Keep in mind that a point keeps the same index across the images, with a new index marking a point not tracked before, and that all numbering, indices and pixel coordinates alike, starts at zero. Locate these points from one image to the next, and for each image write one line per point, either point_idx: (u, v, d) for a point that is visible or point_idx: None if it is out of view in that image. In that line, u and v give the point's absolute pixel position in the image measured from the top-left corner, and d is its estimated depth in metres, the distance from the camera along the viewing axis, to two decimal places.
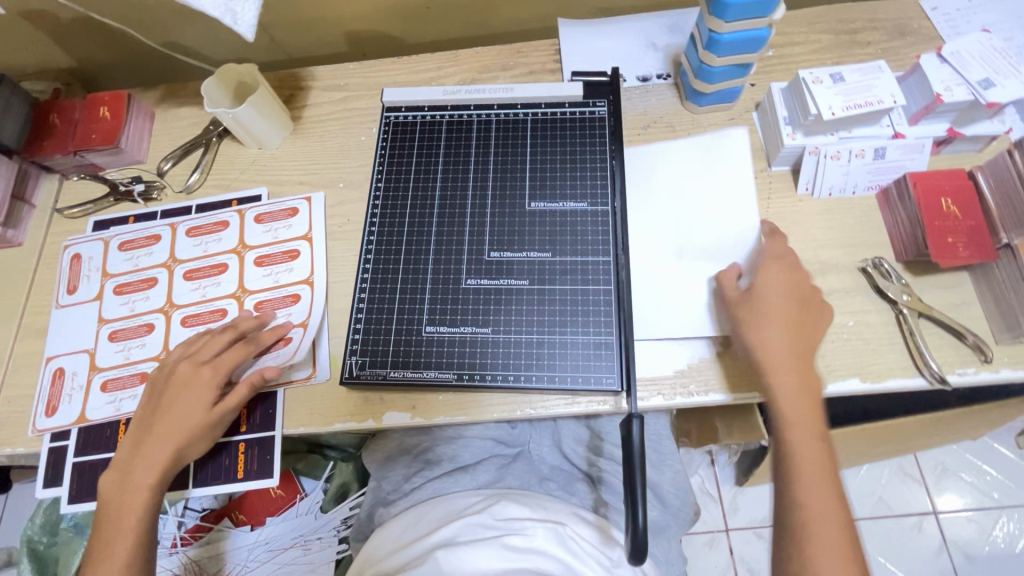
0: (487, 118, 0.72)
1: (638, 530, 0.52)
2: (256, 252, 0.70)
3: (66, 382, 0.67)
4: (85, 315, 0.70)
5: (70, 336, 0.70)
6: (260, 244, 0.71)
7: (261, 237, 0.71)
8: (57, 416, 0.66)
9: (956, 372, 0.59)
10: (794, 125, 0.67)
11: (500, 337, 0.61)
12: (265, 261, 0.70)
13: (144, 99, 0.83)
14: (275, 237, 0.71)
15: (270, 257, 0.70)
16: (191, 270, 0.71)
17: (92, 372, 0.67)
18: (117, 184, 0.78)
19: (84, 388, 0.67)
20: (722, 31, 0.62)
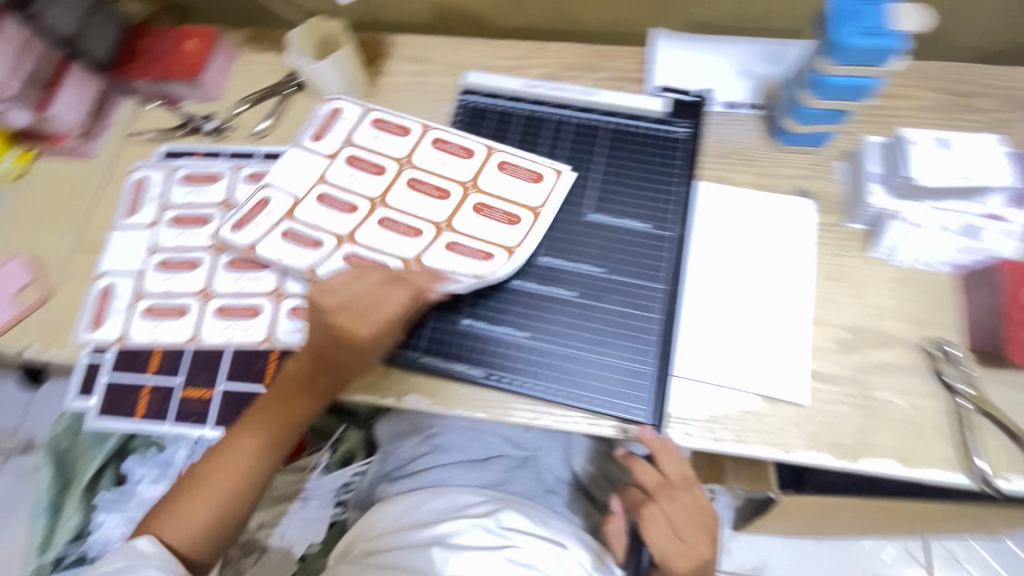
0: (563, 118, 0.70)
1: None
2: (414, 173, 0.66)
3: (112, 301, 0.69)
4: (139, 241, 0.72)
5: (124, 258, 0.72)
6: (492, 190, 0.65)
7: (496, 183, 0.65)
8: (100, 330, 0.68)
9: (1007, 478, 0.56)
10: (886, 184, 0.63)
11: (534, 344, 0.60)
12: (483, 211, 0.63)
13: (229, 38, 0.84)
14: (509, 191, 0.65)
15: (424, 184, 0.65)
16: (357, 157, 0.67)
17: (137, 296, 0.69)
18: (191, 118, 0.79)
19: (129, 308, 0.69)
20: (829, 72, 0.59)
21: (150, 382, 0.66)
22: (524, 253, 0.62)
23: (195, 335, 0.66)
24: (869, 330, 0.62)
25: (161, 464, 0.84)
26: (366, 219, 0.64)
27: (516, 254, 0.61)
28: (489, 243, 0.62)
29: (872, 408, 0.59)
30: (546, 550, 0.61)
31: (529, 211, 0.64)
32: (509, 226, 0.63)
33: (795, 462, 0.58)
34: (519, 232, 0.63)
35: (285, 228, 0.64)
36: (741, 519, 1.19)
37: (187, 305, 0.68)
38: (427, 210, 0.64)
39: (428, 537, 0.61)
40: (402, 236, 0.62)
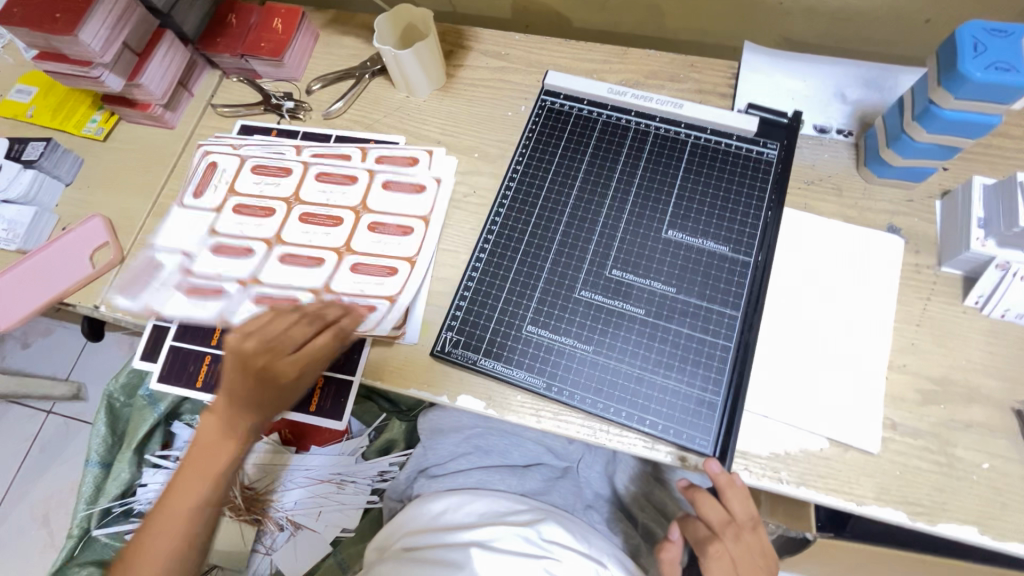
0: (646, 129, 0.68)
1: None
2: (372, 218, 0.69)
3: (162, 275, 0.70)
4: (201, 222, 0.73)
5: (181, 234, 0.72)
6: (382, 209, 0.69)
7: (384, 202, 0.70)
8: (146, 302, 0.69)
9: None
10: (989, 230, 0.59)
11: (599, 359, 0.59)
12: (377, 228, 0.68)
13: (313, 19, 0.85)
14: (397, 204, 0.69)
15: (384, 226, 0.68)
16: (326, 172, 0.73)
17: (186, 274, 0.69)
18: (270, 95, 0.80)
19: (180, 289, 0.69)
20: (945, 105, 0.55)
21: (212, 353, 0.67)
22: (424, 259, 0.66)
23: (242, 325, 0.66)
24: (954, 382, 0.58)
25: None
26: (264, 259, 0.69)
27: (421, 258, 0.66)
28: (393, 258, 0.67)
29: (951, 466, 0.55)
30: (586, 566, 0.60)
31: (419, 220, 0.68)
32: (403, 237, 0.68)
33: (861, 513, 0.55)
34: (411, 240, 0.67)
35: (254, 294, 0.67)
36: None
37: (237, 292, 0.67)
38: (389, 252, 0.67)
39: (468, 539, 0.60)
40: (378, 276, 0.66)
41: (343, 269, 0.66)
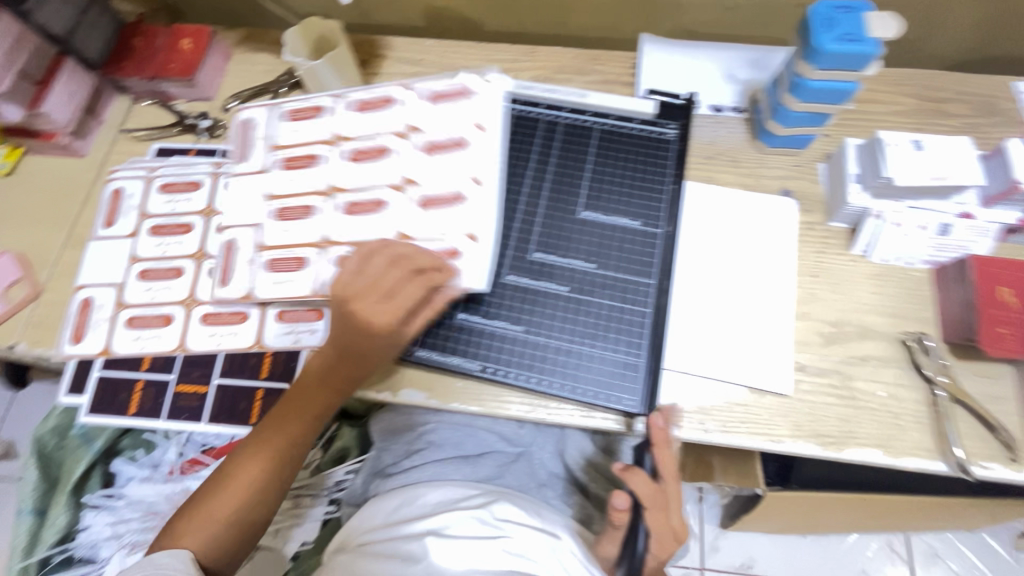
0: (554, 119, 0.72)
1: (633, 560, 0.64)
2: (276, 204, 0.67)
3: (93, 313, 0.68)
4: (119, 252, 0.72)
5: (104, 266, 0.71)
6: (284, 192, 0.67)
7: (286, 185, 0.67)
8: (81, 345, 0.67)
9: (981, 465, 0.58)
10: (863, 184, 0.65)
11: (529, 338, 0.62)
12: (434, 202, 0.64)
13: (224, 38, 0.85)
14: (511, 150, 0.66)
15: (292, 210, 0.66)
16: (353, 134, 0.68)
17: (119, 307, 0.68)
18: (185, 116, 0.79)
19: (109, 321, 0.67)
20: (809, 76, 0.61)
21: (144, 377, 0.66)
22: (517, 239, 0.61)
23: (182, 345, 0.66)
24: (849, 323, 0.65)
25: (150, 465, 0.85)
26: (195, 275, 0.69)
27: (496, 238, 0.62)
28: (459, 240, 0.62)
29: (854, 397, 0.61)
30: (542, 539, 0.62)
31: (517, 197, 0.64)
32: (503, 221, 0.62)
33: (780, 450, 0.60)
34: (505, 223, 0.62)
35: (200, 315, 0.67)
36: (729, 517, 1.22)
37: (173, 314, 0.67)
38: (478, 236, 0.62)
39: (423, 529, 0.61)
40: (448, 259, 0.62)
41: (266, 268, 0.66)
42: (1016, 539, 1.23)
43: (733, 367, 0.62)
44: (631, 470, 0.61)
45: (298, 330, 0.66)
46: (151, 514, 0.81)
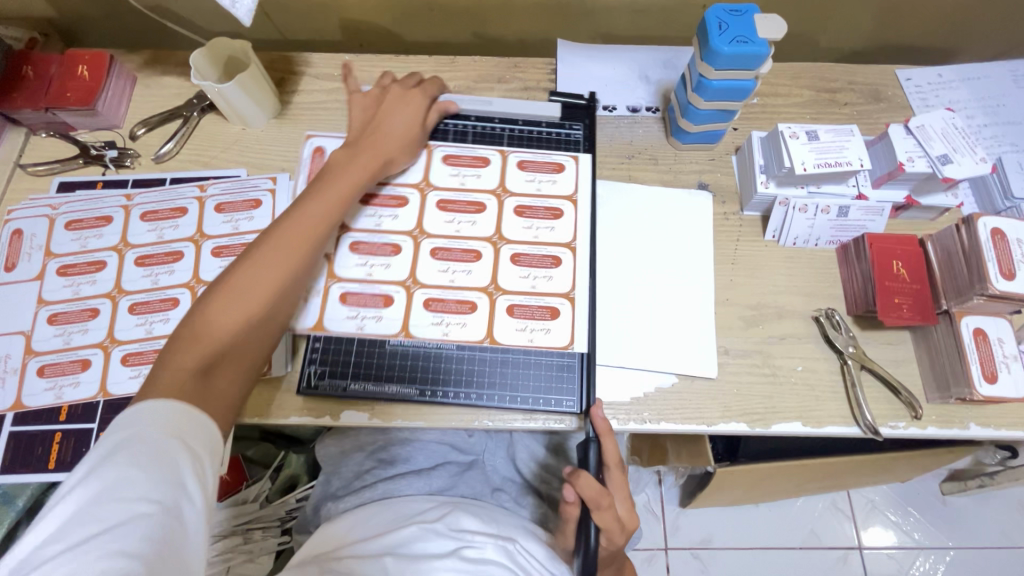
0: (463, 128, 0.73)
1: (590, 553, 0.56)
2: (215, 242, 0.69)
3: None
4: (24, 296, 0.67)
5: (8, 314, 0.66)
6: (219, 232, 0.70)
7: (220, 226, 0.70)
8: None
9: (888, 425, 0.63)
10: (768, 175, 0.70)
11: (464, 354, 0.64)
12: (522, 259, 0.67)
13: (127, 61, 0.81)
14: (540, 189, 0.70)
15: (230, 249, 0.69)
16: (371, 194, 0.69)
17: (28, 355, 0.64)
18: (88, 147, 0.75)
19: (18, 372, 0.64)
20: (709, 76, 0.65)
21: (63, 429, 0.62)
22: (583, 292, 0.65)
23: (103, 390, 0.63)
24: (768, 305, 0.69)
25: None
26: (111, 315, 0.66)
27: (580, 294, 0.65)
28: (552, 297, 0.65)
29: (775, 374, 0.66)
30: (497, 544, 0.62)
31: (566, 248, 0.67)
32: (555, 270, 0.66)
33: (712, 432, 0.64)
34: (565, 273, 0.66)
35: (120, 356, 0.64)
36: (686, 496, 1.27)
37: (91, 357, 0.64)
38: (544, 290, 0.65)
39: (379, 548, 0.60)
40: (542, 319, 0.64)
41: None
42: (942, 485, 1.35)
43: (664, 350, 0.65)
44: (576, 472, 0.57)
45: None
46: None
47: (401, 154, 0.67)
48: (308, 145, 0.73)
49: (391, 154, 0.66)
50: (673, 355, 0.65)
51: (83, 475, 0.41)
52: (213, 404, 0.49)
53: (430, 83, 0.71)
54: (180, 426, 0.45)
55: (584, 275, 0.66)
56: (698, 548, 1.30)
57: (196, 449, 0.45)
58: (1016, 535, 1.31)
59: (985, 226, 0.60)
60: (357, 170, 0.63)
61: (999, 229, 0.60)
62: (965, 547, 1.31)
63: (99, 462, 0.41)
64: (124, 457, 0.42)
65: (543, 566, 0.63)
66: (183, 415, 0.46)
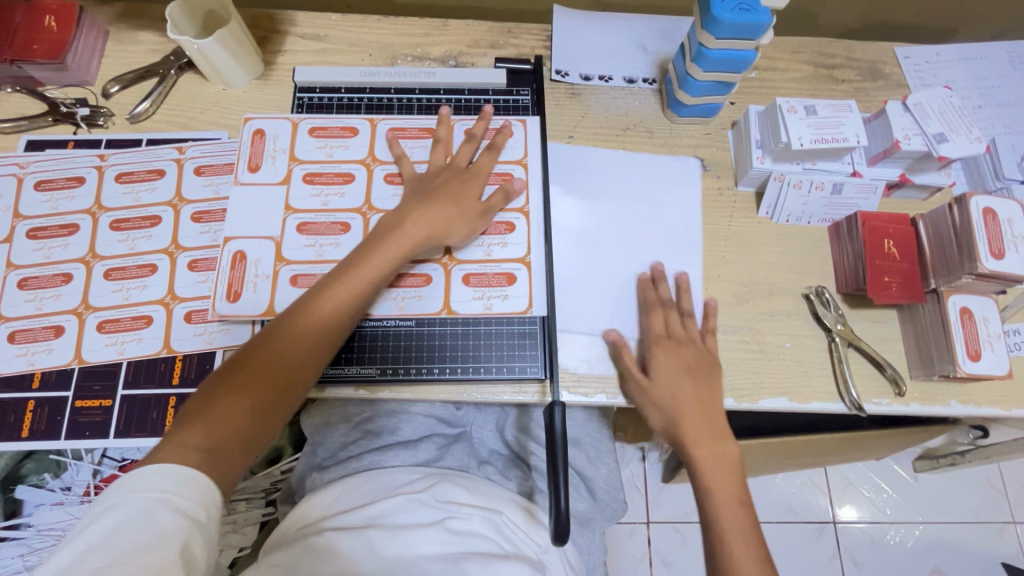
0: (408, 102, 0.72)
1: (561, 515, 0.53)
2: (194, 207, 0.67)
3: None
4: None
5: None
6: (199, 197, 0.67)
7: (200, 191, 0.68)
8: None
9: (872, 401, 0.64)
10: (765, 150, 0.69)
11: (425, 331, 0.63)
12: None
13: (98, 14, 0.76)
14: None
15: (209, 214, 0.67)
16: (313, 174, 0.67)
17: None
18: (58, 104, 0.71)
19: None
20: (709, 45, 0.63)
21: (36, 397, 0.60)
22: (537, 256, 0.65)
23: (78, 357, 0.61)
24: (758, 282, 0.69)
25: (62, 488, 0.78)
26: (84, 282, 0.63)
27: (535, 257, 0.65)
28: (507, 262, 0.65)
29: (764, 349, 0.66)
30: (484, 519, 0.63)
31: (521, 214, 0.67)
32: (510, 236, 0.66)
33: None
34: (519, 237, 0.66)
35: (94, 323, 0.62)
36: (669, 471, 1.29)
37: (64, 323, 0.62)
38: (499, 256, 0.65)
39: (362, 520, 0.59)
40: (498, 286, 0.64)
41: (181, 268, 0.64)
42: (915, 462, 1.39)
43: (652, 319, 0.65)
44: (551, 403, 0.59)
45: (211, 330, 0.62)
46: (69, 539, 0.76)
47: (464, 223, 0.62)
48: (246, 129, 0.69)
49: (443, 223, 0.61)
50: None
51: (103, 505, 0.42)
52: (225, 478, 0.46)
53: (499, 133, 0.68)
54: (193, 494, 0.43)
55: (537, 239, 0.65)
56: (679, 521, 1.33)
57: (199, 517, 0.43)
58: (982, 510, 1.37)
59: (977, 205, 0.60)
60: (398, 239, 0.59)
61: (990, 209, 0.60)
62: (934, 521, 1.36)
63: (112, 500, 0.42)
64: (131, 510, 0.41)
65: (524, 535, 0.65)
66: (170, 474, 0.43)
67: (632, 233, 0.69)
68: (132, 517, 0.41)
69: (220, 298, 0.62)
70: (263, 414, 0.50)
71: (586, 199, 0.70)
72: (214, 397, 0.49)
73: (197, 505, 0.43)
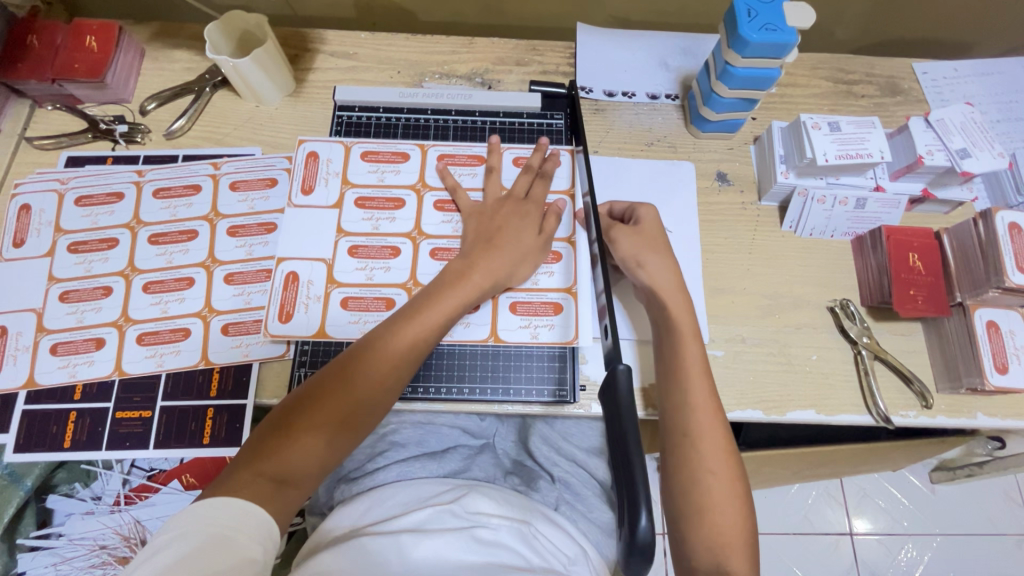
0: (444, 123, 0.74)
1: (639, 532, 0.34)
2: (230, 222, 0.68)
3: (9, 343, 0.63)
4: (34, 272, 0.66)
5: (15, 293, 0.65)
6: (235, 212, 0.69)
7: (235, 205, 0.69)
8: None
9: (900, 414, 0.65)
10: (789, 165, 0.70)
11: (456, 349, 0.64)
12: None
13: (135, 34, 0.78)
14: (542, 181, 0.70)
15: (246, 229, 0.68)
16: (366, 198, 0.69)
17: (39, 333, 0.63)
18: (97, 121, 0.73)
19: (30, 350, 0.63)
20: (736, 64, 0.64)
21: (78, 408, 0.61)
22: (584, 285, 0.66)
23: (118, 368, 0.62)
24: (783, 295, 0.70)
25: (91, 497, 0.80)
26: (124, 295, 0.65)
27: (582, 287, 0.66)
28: (553, 292, 0.65)
29: (790, 362, 0.67)
30: (515, 531, 0.62)
31: (567, 243, 0.68)
32: (557, 265, 0.67)
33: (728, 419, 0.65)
34: (565, 268, 0.67)
35: (134, 335, 0.63)
36: None
37: (105, 336, 0.63)
38: (546, 285, 0.66)
39: (395, 527, 0.60)
40: (545, 315, 0.65)
41: (218, 281, 0.66)
42: (931, 474, 1.38)
43: None
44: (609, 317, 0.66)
45: (248, 342, 0.63)
46: (99, 549, 0.77)
47: (525, 268, 0.64)
48: (300, 151, 0.71)
49: (508, 269, 0.63)
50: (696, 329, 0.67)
51: (162, 537, 0.44)
52: (280, 512, 0.50)
53: (549, 161, 0.70)
54: (250, 530, 0.46)
55: (583, 270, 0.66)
56: None
57: (258, 556, 0.45)
58: (1000, 522, 1.36)
59: (1002, 220, 0.61)
60: (462, 288, 0.60)
61: (1016, 224, 0.61)
62: (951, 533, 1.35)
63: (175, 530, 0.44)
64: (190, 543, 0.43)
65: (556, 549, 0.64)
66: (233, 506, 0.46)
67: None
68: (193, 548, 0.43)
69: (273, 318, 0.63)
70: (333, 450, 0.54)
71: None
72: (292, 431, 0.52)
73: (252, 544, 0.45)
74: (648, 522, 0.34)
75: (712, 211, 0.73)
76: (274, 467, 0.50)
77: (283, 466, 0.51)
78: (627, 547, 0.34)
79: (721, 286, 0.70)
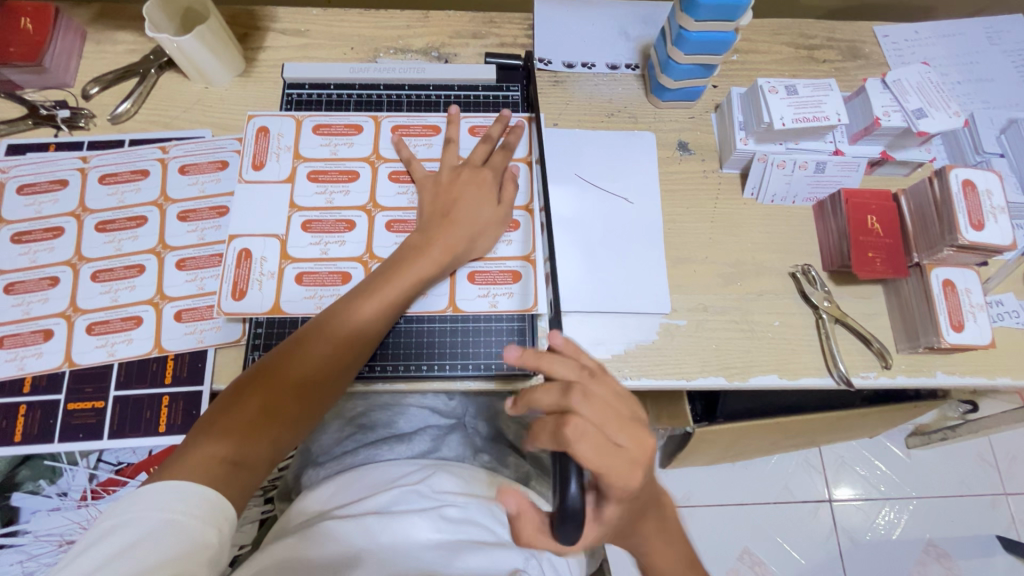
0: (397, 98, 0.73)
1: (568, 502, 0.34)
2: (180, 207, 0.67)
3: None
4: None
5: None
6: (183, 195, 0.67)
7: (185, 189, 0.67)
8: None
9: (860, 376, 0.65)
10: (748, 130, 0.69)
11: (413, 327, 0.64)
12: None
13: (74, 16, 0.75)
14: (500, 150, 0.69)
15: (196, 213, 0.66)
16: (318, 172, 0.67)
17: None
18: (37, 107, 0.71)
19: None
20: (689, 28, 0.63)
21: (28, 401, 0.60)
22: (542, 252, 0.65)
23: (68, 360, 0.61)
24: (744, 262, 0.69)
25: (57, 493, 0.77)
26: (71, 284, 0.63)
27: (540, 254, 0.65)
28: (512, 261, 0.65)
29: (752, 329, 0.67)
30: (483, 507, 0.62)
31: (525, 212, 0.67)
32: (515, 234, 0.66)
33: (693, 387, 0.65)
34: (524, 236, 0.66)
35: (83, 325, 0.62)
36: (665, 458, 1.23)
37: (53, 327, 0.62)
38: (504, 254, 0.65)
39: (363, 510, 0.59)
40: (503, 283, 0.64)
41: (169, 267, 0.64)
42: (907, 439, 1.40)
43: (648, 296, 0.67)
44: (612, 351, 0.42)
45: (202, 328, 0.62)
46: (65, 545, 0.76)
47: (484, 241, 0.63)
48: (250, 126, 0.69)
49: (466, 243, 0.62)
50: (658, 298, 0.67)
51: (111, 522, 0.43)
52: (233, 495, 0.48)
53: (509, 132, 0.69)
54: (203, 514, 0.45)
55: (541, 236, 0.66)
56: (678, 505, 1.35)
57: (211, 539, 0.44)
58: (973, 484, 1.39)
59: (956, 177, 0.61)
60: (421, 263, 0.59)
61: (970, 181, 0.61)
62: (927, 496, 1.37)
63: (124, 516, 0.43)
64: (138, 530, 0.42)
65: None
66: (182, 491, 0.45)
67: (619, 219, 0.70)
68: (142, 535, 0.42)
69: (225, 296, 0.61)
70: (289, 427, 0.53)
71: (579, 186, 0.71)
72: (243, 410, 0.51)
73: (205, 527, 0.44)
74: (578, 488, 0.34)
75: (674, 181, 0.73)
76: (223, 447, 0.49)
77: (234, 446, 0.49)
78: (558, 514, 0.34)
79: (683, 255, 0.69)
